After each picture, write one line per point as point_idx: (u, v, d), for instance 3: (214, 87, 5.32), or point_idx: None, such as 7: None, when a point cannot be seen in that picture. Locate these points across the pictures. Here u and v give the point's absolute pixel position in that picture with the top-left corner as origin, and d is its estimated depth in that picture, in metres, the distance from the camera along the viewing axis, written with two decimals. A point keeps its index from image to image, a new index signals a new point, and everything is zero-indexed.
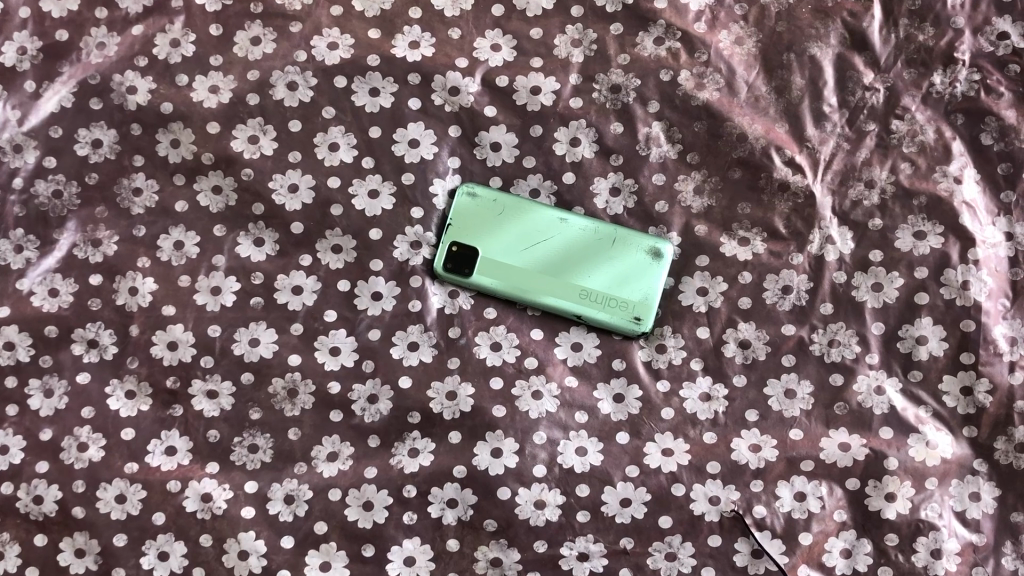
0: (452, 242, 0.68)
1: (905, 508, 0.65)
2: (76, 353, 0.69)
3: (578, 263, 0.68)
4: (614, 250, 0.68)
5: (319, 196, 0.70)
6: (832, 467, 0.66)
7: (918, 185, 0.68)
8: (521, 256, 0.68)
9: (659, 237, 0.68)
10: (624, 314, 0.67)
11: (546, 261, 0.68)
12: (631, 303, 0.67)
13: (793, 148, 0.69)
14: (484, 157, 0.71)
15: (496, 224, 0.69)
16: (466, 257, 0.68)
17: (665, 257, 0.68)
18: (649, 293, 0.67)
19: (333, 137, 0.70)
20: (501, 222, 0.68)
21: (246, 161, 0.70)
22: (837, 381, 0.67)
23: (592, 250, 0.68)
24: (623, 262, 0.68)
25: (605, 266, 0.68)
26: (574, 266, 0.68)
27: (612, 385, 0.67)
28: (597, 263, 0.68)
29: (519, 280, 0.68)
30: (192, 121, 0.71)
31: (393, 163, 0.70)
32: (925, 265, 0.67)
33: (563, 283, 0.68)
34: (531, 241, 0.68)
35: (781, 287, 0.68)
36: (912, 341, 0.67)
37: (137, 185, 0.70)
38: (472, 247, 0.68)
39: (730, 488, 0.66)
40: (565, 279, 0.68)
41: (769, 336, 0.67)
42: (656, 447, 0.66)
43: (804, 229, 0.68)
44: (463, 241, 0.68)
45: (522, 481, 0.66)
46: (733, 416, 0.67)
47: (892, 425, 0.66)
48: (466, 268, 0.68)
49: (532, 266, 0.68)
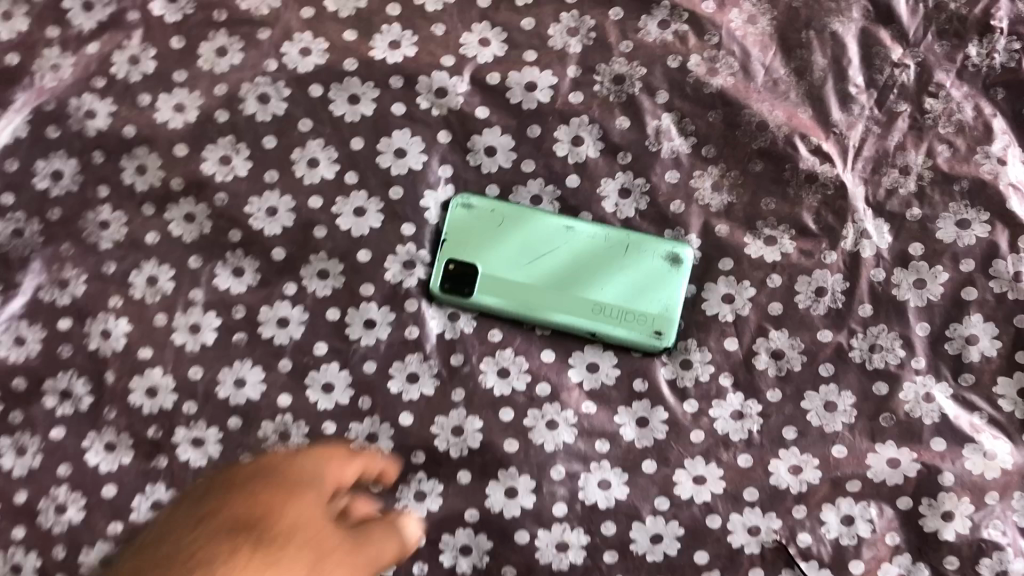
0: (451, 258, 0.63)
1: (964, 527, 0.59)
2: (48, 407, 0.63)
3: (588, 275, 0.62)
4: (627, 258, 0.62)
5: (300, 218, 0.63)
6: (881, 486, 0.60)
7: (958, 168, 0.61)
8: (526, 271, 0.62)
9: (677, 241, 0.62)
10: (643, 328, 0.61)
11: (554, 274, 0.62)
12: (650, 316, 0.61)
13: (819, 135, 0.63)
14: (478, 163, 0.64)
15: (496, 237, 0.63)
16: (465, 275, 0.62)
17: (684, 263, 0.62)
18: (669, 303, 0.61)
19: (312, 152, 0.64)
20: (502, 234, 0.63)
21: (219, 184, 0.64)
22: (881, 390, 0.60)
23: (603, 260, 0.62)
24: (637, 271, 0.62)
25: (618, 276, 0.62)
26: (584, 278, 0.62)
27: (634, 408, 0.61)
28: (610, 274, 0.62)
29: (524, 297, 0.62)
30: (157, 144, 0.64)
31: (379, 177, 0.64)
32: (971, 257, 0.60)
33: (573, 297, 0.62)
34: (536, 254, 0.62)
35: (815, 289, 0.61)
36: (961, 341, 0.60)
37: (104, 218, 0.64)
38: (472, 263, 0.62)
39: (771, 517, 0.60)
40: (575, 293, 0.62)
41: (804, 345, 0.61)
42: (687, 475, 0.61)
43: (835, 224, 0.62)
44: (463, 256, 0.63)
45: (541, 521, 0.60)
46: (769, 435, 0.61)
47: (944, 436, 0.60)
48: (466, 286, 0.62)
49: (538, 281, 0.62)
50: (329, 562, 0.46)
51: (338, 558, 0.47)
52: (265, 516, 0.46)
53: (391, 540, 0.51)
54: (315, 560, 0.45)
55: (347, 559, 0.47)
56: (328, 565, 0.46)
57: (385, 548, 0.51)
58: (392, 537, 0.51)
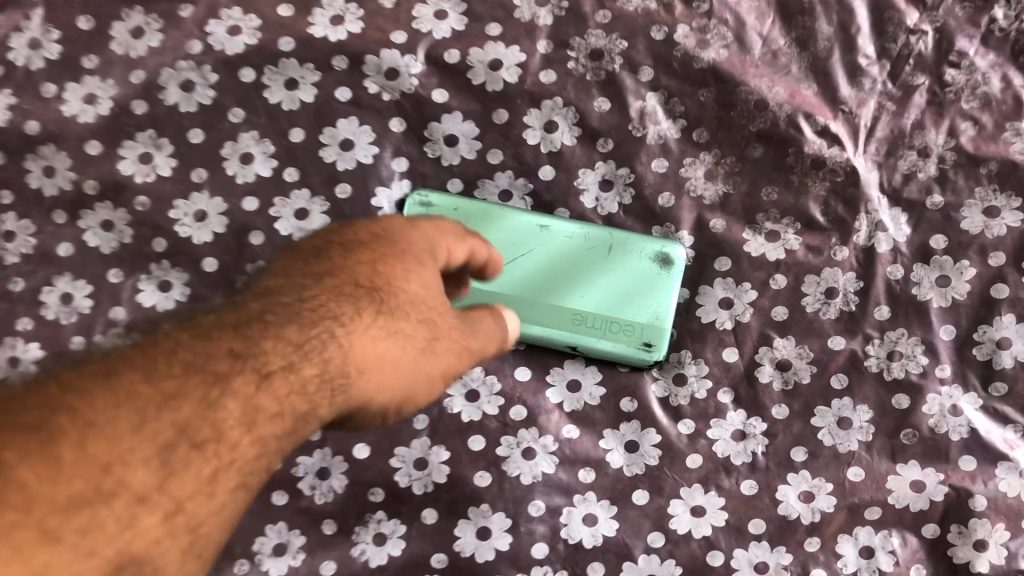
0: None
1: (1000, 557, 0.51)
2: None
3: (567, 281, 0.54)
4: (611, 261, 0.54)
5: (233, 222, 0.55)
6: (904, 513, 0.52)
7: (985, 149, 0.53)
8: (495, 277, 0.54)
9: (667, 239, 0.54)
10: (630, 341, 0.53)
11: (527, 281, 0.54)
12: (638, 327, 0.53)
13: (826, 114, 0.55)
14: (438, 155, 0.56)
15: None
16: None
17: (676, 265, 0.54)
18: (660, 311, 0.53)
19: (245, 146, 0.56)
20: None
21: (139, 186, 0.56)
22: (902, 404, 0.53)
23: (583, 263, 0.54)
24: (623, 276, 0.54)
25: (601, 282, 0.54)
26: (562, 284, 0.54)
27: (622, 431, 0.54)
28: (591, 280, 0.54)
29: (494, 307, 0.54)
30: (67, 141, 0.56)
31: (323, 173, 0.55)
32: (1002, 250, 0.53)
33: (550, 306, 0.54)
34: (506, 258, 0.54)
35: (824, 290, 0.54)
36: (990, 346, 0.53)
37: (7, 227, 0.55)
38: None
39: (780, 551, 0.52)
40: (551, 302, 0.54)
41: (813, 354, 0.54)
42: (683, 505, 0.53)
43: (846, 215, 0.54)
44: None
45: (518, 565, 0.53)
46: (776, 458, 0.53)
47: (974, 454, 0.52)
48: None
49: (509, 288, 0.54)
50: (448, 338, 0.36)
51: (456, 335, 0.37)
52: (398, 234, 0.37)
53: (491, 324, 0.40)
54: (431, 342, 0.35)
55: (464, 330, 0.37)
56: (451, 340, 0.36)
57: (487, 331, 0.39)
58: (495, 322, 0.40)
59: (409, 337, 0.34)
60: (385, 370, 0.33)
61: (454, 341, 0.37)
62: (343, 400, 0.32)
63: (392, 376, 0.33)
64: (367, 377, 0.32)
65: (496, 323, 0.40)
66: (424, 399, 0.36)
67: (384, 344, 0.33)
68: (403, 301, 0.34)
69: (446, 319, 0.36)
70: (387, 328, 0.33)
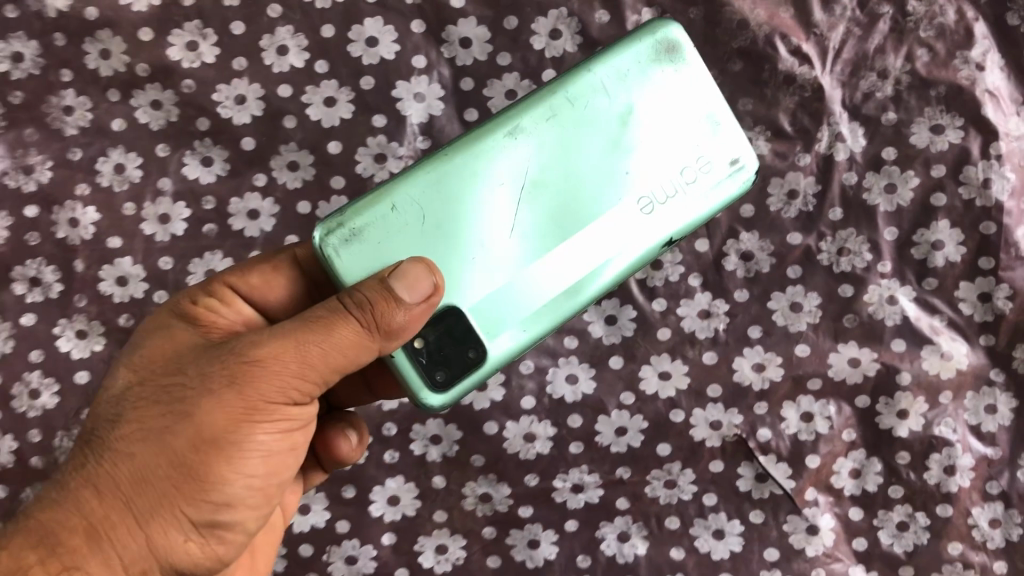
0: (426, 381, 0.44)
1: (918, 425, 0.61)
2: (18, 293, 0.63)
3: (567, 167, 0.46)
4: (596, 98, 0.46)
5: (270, 107, 0.62)
6: (840, 385, 0.62)
7: (936, 73, 0.61)
8: (537, 228, 0.46)
9: (644, 23, 0.47)
10: (720, 175, 0.47)
11: (560, 199, 0.46)
12: (711, 165, 0.47)
13: (799, 36, 0.62)
14: (453, 56, 0.63)
15: (437, 236, 0.45)
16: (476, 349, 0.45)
17: (682, 45, 0.47)
18: (702, 113, 0.47)
19: (281, 39, 0.62)
20: (439, 232, 0.45)
21: (185, 71, 0.62)
22: (846, 292, 0.62)
23: (572, 134, 0.46)
24: (621, 99, 0.46)
25: (602, 131, 0.46)
26: (579, 176, 0.46)
27: (603, 306, 0.62)
28: (599, 139, 0.46)
29: (568, 273, 0.46)
30: (121, 27, 0.62)
31: (350, 66, 0.62)
32: (943, 163, 0.61)
33: (609, 218, 0.46)
34: (491, 196, 0.45)
35: (787, 192, 0.62)
36: (926, 247, 0.61)
37: (67, 103, 0.63)
38: (461, 358, 0.45)
39: (733, 412, 0.62)
40: (605, 209, 0.46)
41: (773, 247, 0.62)
42: (652, 370, 0.62)
43: (811, 126, 0.62)
44: (429, 355, 0.45)
45: (510, 413, 0.62)
46: (735, 333, 0.62)
47: (905, 337, 0.61)
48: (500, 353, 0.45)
49: (558, 224, 0.46)
50: (264, 380, 0.38)
51: (276, 379, 0.38)
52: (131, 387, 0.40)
53: (343, 330, 0.39)
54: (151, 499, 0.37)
55: (297, 344, 0.38)
56: (260, 374, 0.38)
57: (341, 340, 0.39)
58: (359, 327, 0.39)
59: (193, 437, 0.38)
60: (184, 488, 0.38)
61: (278, 357, 0.38)
62: (158, 545, 0.37)
63: (205, 495, 0.38)
64: (149, 513, 0.37)
65: (357, 329, 0.39)
66: (264, 488, 0.40)
67: (150, 466, 0.37)
68: (150, 418, 0.38)
69: (255, 363, 0.38)
70: (139, 452, 0.37)
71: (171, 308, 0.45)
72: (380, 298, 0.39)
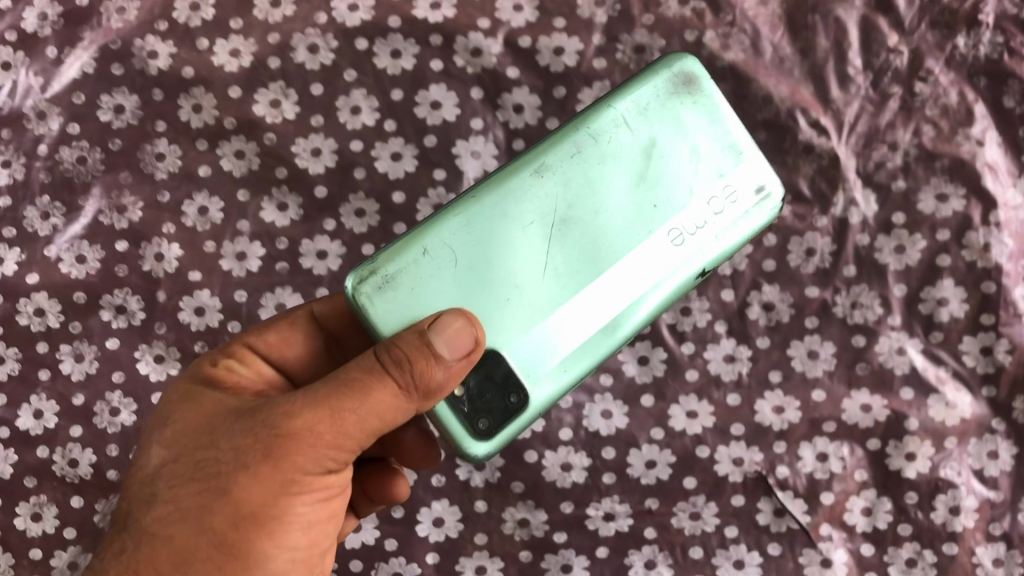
0: (469, 430, 0.48)
1: (925, 467, 0.66)
2: (105, 319, 0.69)
3: (594, 203, 0.50)
4: (622, 131, 0.51)
5: (342, 159, 0.70)
6: (853, 428, 0.67)
7: (941, 147, 0.68)
8: (573, 262, 0.50)
9: (661, 56, 0.52)
10: (748, 203, 0.51)
11: (593, 235, 0.50)
12: (738, 191, 0.51)
13: (818, 110, 0.69)
14: (506, 120, 0.70)
15: (479, 269, 0.49)
16: (524, 388, 0.49)
17: (699, 76, 0.52)
18: (721, 146, 0.51)
19: (355, 100, 0.71)
20: (473, 268, 0.49)
21: (268, 125, 0.70)
22: (859, 342, 0.67)
23: (597, 171, 0.51)
24: (642, 134, 0.51)
25: (629, 167, 0.51)
26: (609, 211, 0.50)
27: (636, 347, 0.68)
28: (627, 171, 0.51)
29: (610, 304, 0.50)
30: (213, 85, 0.71)
31: (415, 125, 0.70)
32: (947, 228, 0.68)
33: (644, 256, 0.50)
34: (526, 228, 0.50)
35: (805, 249, 0.68)
36: (933, 303, 0.67)
37: (160, 151, 0.70)
38: (502, 405, 0.48)
39: (754, 449, 0.67)
40: (639, 248, 0.50)
41: (793, 299, 0.68)
42: (680, 409, 0.68)
43: (828, 192, 0.69)
44: (470, 403, 0.48)
45: (548, 443, 0.67)
46: (757, 377, 0.68)
47: (913, 385, 0.67)
48: (549, 390, 0.49)
49: (596, 259, 0.50)
50: (302, 454, 0.42)
51: (315, 451, 0.42)
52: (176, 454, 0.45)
53: (379, 393, 0.42)
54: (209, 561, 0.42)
55: (332, 414, 0.42)
56: (295, 447, 0.42)
57: (378, 400, 0.42)
58: (395, 388, 0.43)
59: (241, 508, 0.42)
60: (232, 563, 0.42)
61: (310, 429, 0.42)
62: None
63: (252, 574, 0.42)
64: None
65: (394, 393, 0.43)
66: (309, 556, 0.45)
67: (201, 540, 0.42)
68: (200, 492, 0.43)
69: (290, 439, 0.42)
70: (196, 518, 0.42)
71: (194, 373, 0.51)
72: (414, 357, 0.43)
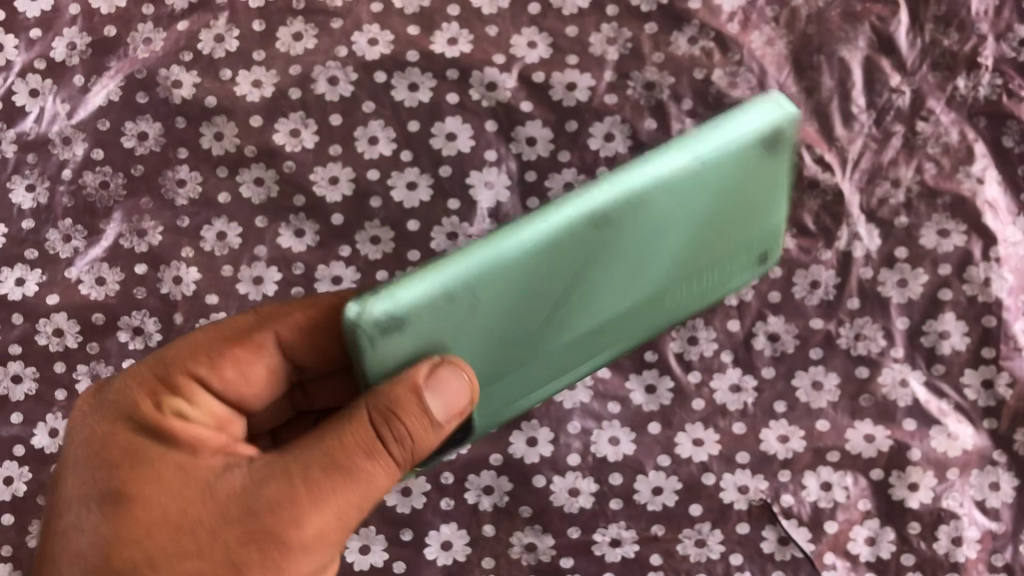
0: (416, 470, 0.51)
1: (927, 497, 0.67)
2: (122, 340, 0.70)
3: (637, 257, 0.48)
4: (698, 183, 0.47)
5: (359, 188, 0.72)
6: (858, 458, 0.67)
7: (942, 184, 0.70)
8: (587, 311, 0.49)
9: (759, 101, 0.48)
10: (750, 267, 0.54)
11: (619, 285, 0.49)
12: (747, 256, 0.53)
13: (822, 147, 0.71)
14: (519, 152, 0.72)
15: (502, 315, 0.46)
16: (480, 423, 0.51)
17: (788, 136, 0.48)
18: (764, 209, 0.51)
19: (373, 131, 0.73)
20: (497, 313, 0.46)
21: (288, 154, 0.72)
22: (863, 373, 0.69)
23: (654, 220, 0.47)
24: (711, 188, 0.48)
25: (680, 222, 0.48)
26: (644, 263, 0.49)
27: (643, 376, 0.70)
28: (678, 229, 0.49)
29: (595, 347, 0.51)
30: (235, 114, 0.73)
31: (431, 156, 0.72)
32: (948, 262, 0.69)
33: (649, 306, 0.51)
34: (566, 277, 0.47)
35: (810, 282, 0.70)
36: (935, 335, 0.69)
37: (181, 177, 0.72)
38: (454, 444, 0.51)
39: (759, 478, 0.68)
40: (649, 297, 0.51)
41: (797, 329, 0.70)
42: (687, 436, 0.69)
43: (832, 226, 0.70)
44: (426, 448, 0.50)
45: (557, 469, 0.68)
46: (762, 407, 0.69)
47: (915, 417, 0.68)
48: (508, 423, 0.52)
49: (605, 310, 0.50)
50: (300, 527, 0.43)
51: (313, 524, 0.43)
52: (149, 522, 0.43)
53: (378, 463, 0.44)
54: None
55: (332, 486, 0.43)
56: (295, 524, 0.43)
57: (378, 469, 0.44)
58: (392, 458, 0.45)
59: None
60: None
61: (310, 504, 0.43)
62: None
63: None
64: None
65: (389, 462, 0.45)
66: None
67: None
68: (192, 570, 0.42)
69: (291, 522, 0.43)
70: None
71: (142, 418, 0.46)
72: (415, 424, 0.44)
